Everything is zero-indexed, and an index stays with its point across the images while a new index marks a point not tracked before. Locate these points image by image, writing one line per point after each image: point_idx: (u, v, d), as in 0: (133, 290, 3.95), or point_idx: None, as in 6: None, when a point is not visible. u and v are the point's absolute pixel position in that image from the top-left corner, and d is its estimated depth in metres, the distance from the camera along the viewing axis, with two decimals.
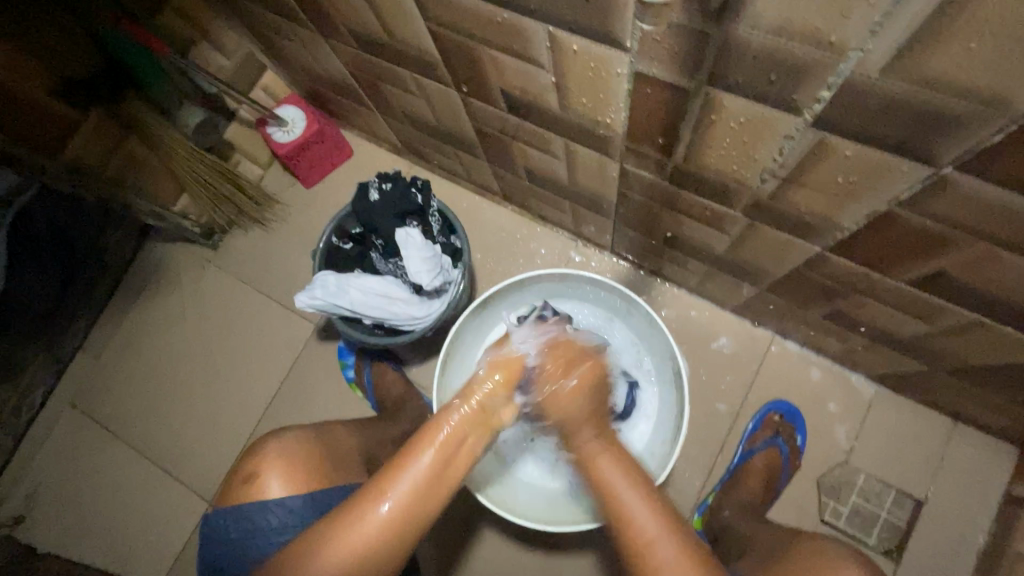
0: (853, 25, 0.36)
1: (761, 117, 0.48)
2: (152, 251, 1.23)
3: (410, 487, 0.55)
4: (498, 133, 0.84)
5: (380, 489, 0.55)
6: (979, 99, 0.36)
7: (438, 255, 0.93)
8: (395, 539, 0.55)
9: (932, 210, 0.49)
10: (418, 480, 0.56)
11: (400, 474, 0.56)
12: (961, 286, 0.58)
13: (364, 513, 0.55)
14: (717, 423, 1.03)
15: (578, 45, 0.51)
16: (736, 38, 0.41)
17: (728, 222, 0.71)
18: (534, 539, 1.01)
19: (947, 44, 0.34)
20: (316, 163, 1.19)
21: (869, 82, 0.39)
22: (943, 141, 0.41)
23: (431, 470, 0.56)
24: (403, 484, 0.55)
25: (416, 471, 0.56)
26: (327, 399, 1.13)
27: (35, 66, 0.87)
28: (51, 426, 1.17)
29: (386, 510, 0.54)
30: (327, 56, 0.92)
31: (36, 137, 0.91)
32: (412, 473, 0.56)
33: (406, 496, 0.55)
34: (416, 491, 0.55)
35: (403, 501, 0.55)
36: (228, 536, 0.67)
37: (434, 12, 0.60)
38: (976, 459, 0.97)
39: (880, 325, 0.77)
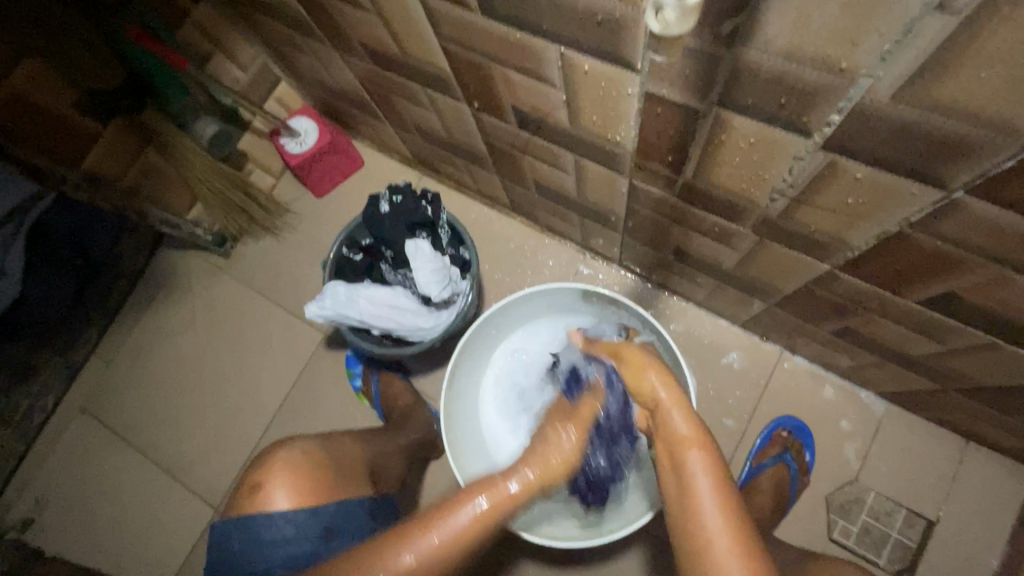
0: (864, 52, 0.36)
1: (771, 138, 0.48)
2: (165, 258, 1.24)
3: (457, 531, 0.57)
4: (508, 147, 0.84)
5: (409, 536, 0.57)
6: (991, 127, 0.36)
7: (447, 267, 0.93)
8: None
9: (943, 233, 0.49)
10: (466, 524, 0.58)
11: (452, 513, 0.58)
12: (974, 308, 0.57)
13: (394, 554, 0.56)
14: (725, 438, 1.03)
15: (590, 65, 0.52)
16: (747, 62, 0.41)
17: (737, 239, 0.71)
18: (540, 552, 1.00)
19: (959, 72, 0.34)
20: (327, 173, 1.21)
21: (879, 107, 0.39)
22: (954, 167, 0.41)
23: (482, 518, 0.59)
24: (439, 534, 0.57)
25: (471, 515, 0.58)
26: (335, 408, 1.13)
27: (59, 79, 0.89)
28: (63, 430, 1.18)
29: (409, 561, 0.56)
30: (341, 70, 0.93)
31: (56, 146, 0.93)
32: (461, 519, 0.58)
33: (451, 542, 0.57)
34: (463, 534, 0.58)
35: (439, 548, 0.57)
36: (234, 547, 0.67)
37: (447, 30, 0.61)
38: (989, 479, 0.96)
39: (891, 343, 0.77)
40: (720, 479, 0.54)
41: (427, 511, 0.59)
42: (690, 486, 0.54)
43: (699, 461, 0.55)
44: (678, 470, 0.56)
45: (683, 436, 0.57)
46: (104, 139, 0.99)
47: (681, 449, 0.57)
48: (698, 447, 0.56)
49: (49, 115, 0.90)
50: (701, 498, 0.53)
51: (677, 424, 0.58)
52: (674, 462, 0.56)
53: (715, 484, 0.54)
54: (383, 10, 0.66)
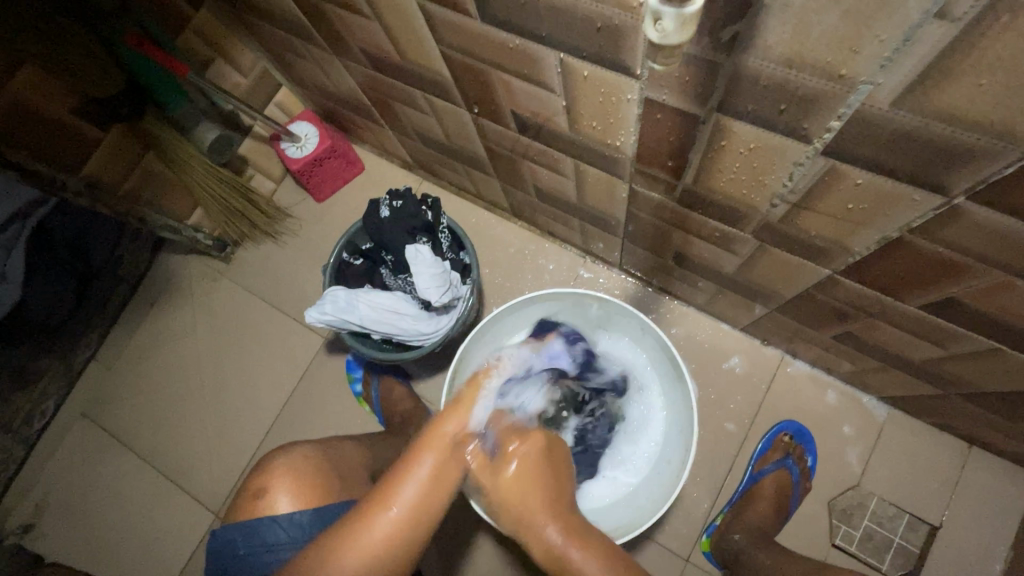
0: (864, 60, 0.36)
1: (771, 144, 0.48)
2: (166, 263, 1.25)
3: (418, 489, 0.53)
4: (508, 152, 0.84)
5: (388, 495, 0.53)
6: (991, 134, 0.36)
7: (447, 272, 0.93)
8: (406, 542, 0.52)
9: (944, 239, 0.48)
10: (424, 488, 0.53)
11: (400, 487, 0.53)
12: (975, 313, 0.57)
13: (370, 519, 0.52)
14: (726, 443, 1.02)
15: (589, 71, 0.52)
16: (747, 69, 0.41)
17: (737, 243, 0.71)
18: (541, 558, 1.00)
19: (959, 79, 0.34)
20: (327, 178, 1.21)
21: (880, 114, 0.39)
22: (955, 173, 0.41)
23: (431, 483, 0.54)
24: (411, 486, 0.53)
25: (418, 481, 0.54)
26: (335, 413, 1.13)
27: (59, 85, 0.89)
28: (63, 435, 1.18)
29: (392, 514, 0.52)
30: (341, 75, 0.93)
31: (56, 152, 0.94)
32: (410, 489, 0.53)
33: (413, 502, 0.53)
34: (409, 516, 0.52)
35: (402, 519, 0.52)
36: (238, 552, 0.66)
37: (447, 36, 0.61)
38: (992, 484, 0.95)
39: (893, 348, 0.76)
40: (609, 558, 0.55)
41: (372, 491, 0.54)
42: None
43: (582, 557, 0.55)
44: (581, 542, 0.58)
45: (559, 544, 0.56)
46: (104, 144, 1.00)
47: (563, 556, 0.55)
48: (587, 549, 0.55)
49: (50, 121, 0.91)
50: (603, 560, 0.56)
51: (551, 535, 0.56)
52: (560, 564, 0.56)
53: (607, 569, 0.54)
54: (382, 16, 0.66)
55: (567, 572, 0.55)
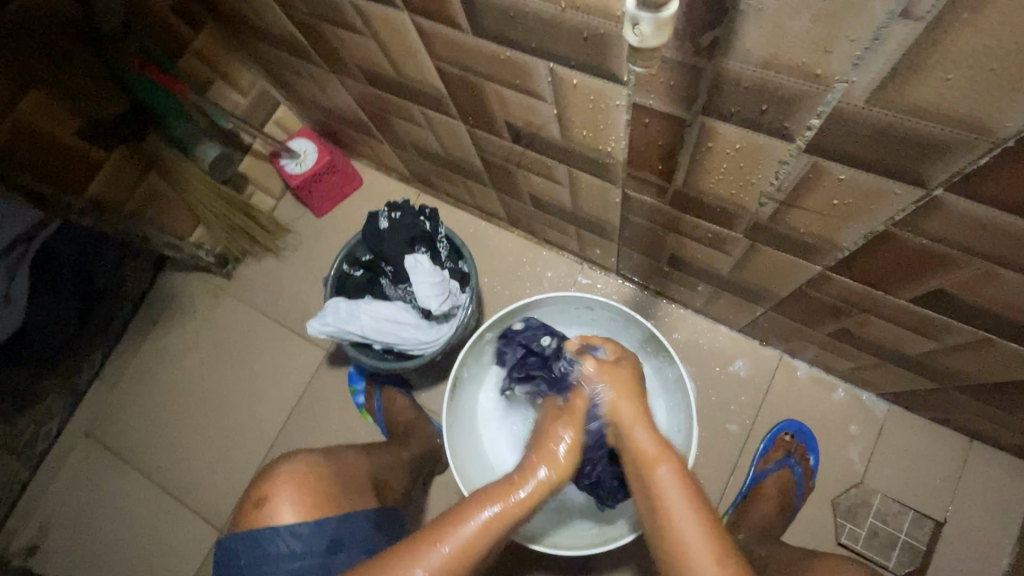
0: (837, 59, 0.37)
1: (756, 144, 0.50)
2: (168, 282, 1.26)
3: (465, 540, 0.57)
4: (503, 162, 0.86)
5: (438, 533, 0.57)
6: (963, 126, 0.38)
7: (446, 280, 0.94)
8: None
9: (928, 231, 0.50)
10: (457, 550, 0.56)
11: (450, 533, 0.57)
12: (964, 304, 0.58)
13: (409, 562, 0.55)
14: (729, 444, 1.03)
15: (578, 80, 0.54)
16: (727, 71, 0.43)
17: (729, 244, 0.73)
18: (548, 564, 1.00)
19: (928, 75, 0.36)
20: (327, 193, 1.23)
21: (855, 111, 0.41)
22: (933, 166, 0.42)
23: (481, 534, 0.58)
24: (452, 543, 0.57)
25: (474, 526, 0.58)
26: (338, 424, 1.14)
27: (64, 110, 0.92)
28: (67, 454, 1.19)
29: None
30: (338, 92, 0.96)
31: (58, 175, 0.96)
32: (468, 528, 0.58)
33: (464, 543, 0.57)
34: (459, 553, 0.56)
35: (451, 556, 0.56)
36: (239, 561, 0.67)
37: (439, 50, 0.63)
38: (994, 477, 0.96)
39: (886, 343, 0.78)
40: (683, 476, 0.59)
41: (430, 526, 0.58)
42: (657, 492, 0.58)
43: (663, 476, 0.59)
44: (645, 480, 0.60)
45: (649, 452, 0.61)
46: (108, 166, 1.02)
47: (649, 465, 0.60)
48: (665, 462, 0.60)
49: (55, 143, 0.93)
50: (671, 513, 0.56)
51: (643, 441, 0.63)
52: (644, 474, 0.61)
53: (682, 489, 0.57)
54: (377, 32, 0.68)
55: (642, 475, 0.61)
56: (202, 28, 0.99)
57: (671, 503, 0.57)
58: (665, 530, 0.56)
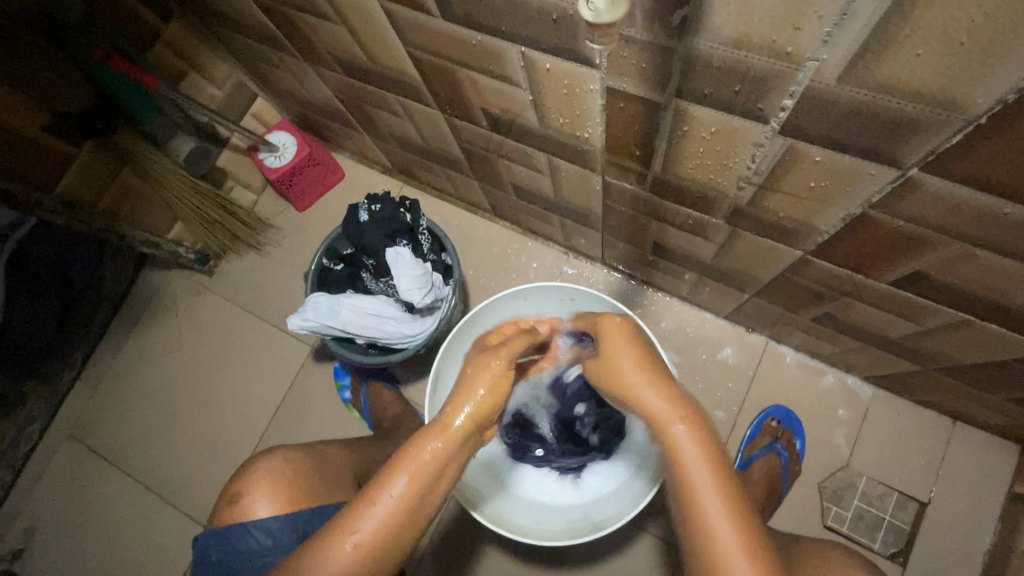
0: (806, 37, 0.37)
1: (730, 126, 0.49)
2: (148, 279, 1.24)
3: (386, 512, 0.54)
4: (482, 151, 0.85)
5: (353, 520, 0.54)
6: (934, 104, 0.37)
7: (428, 273, 0.93)
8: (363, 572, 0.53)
9: (904, 212, 0.49)
10: (382, 522, 0.54)
11: (370, 506, 0.54)
12: (943, 285, 0.58)
13: (332, 545, 0.53)
14: (716, 430, 1.03)
15: (550, 64, 0.52)
16: (699, 51, 0.42)
17: (711, 230, 0.72)
18: (538, 555, 1.00)
19: (897, 51, 0.35)
20: (307, 187, 1.21)
21: (829, 90, 0.40)
22: (907, 145, 0.42)
23: (399, 508, 0.54)
24: (377, 514, 0.54)
25: (389, 500, 0.54)
26: (325, 420, 1.13)
27: (26, 102, 0.90)
28: (50, 456, 1.17)
29: (349, 548, 0.53)
30: (314, 81, 0.93)
31: (27, 171, 0.93)
32: (381, 506, 0.54)
33: (376, 528, 0.53)
34: (382, 526, 0.54)
35: (377, 528, 0.54)
36: (211, 558, 0.67)
37: (410, 35, 0.62)
38: (977, 457, 0.97)
39: (868, 327, 0.78)
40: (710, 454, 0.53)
41: (347, 508, 0.55)
42: (681, 468, 0.53)
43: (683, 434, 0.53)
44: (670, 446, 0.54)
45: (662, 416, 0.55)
46: (78, 161, 0.99)
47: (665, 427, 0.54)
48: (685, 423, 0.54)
49: (20, 137, 0.91)
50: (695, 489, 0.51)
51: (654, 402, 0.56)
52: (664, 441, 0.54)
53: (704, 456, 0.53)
54: (347, 18, 0.66)
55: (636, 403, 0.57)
56: (171, 19, 0.98)
57: (693, 476, 0.52)
58: (688, 509, 0.52)
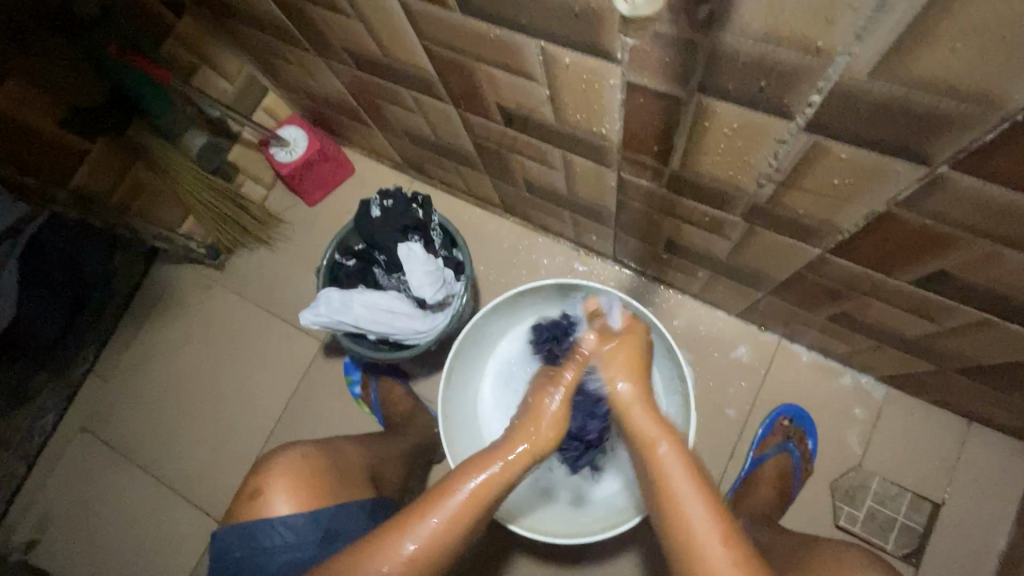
0: (839, 30, 0.36)
1: (754, 122, 0.48)
2: (160, 274, 1.24)
3: (452, 513, 0.59)
4: (496, 147, 0.85)
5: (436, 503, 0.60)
6: (970, 99, 0.37)
7: (441, 269, 0.93)
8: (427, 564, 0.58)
9: (931, 210, 0.48)
10: (453, 512, 0.59)
11: (439, 502, 0.59)
12: (967, 285, 0.57)
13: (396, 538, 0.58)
14: (728, 429, 1.02)
15: (570, 58, 0.52)
16: (725, 46, 0.41)
17: (727, 227, 0.71)
18: (548, 551, 1.00)
19: (934, 45, 0.34)
20: (318, 182, 1.20)
21: (859, 85, 0.39)
22: (938, 141, 0.41)
23: (466, 506, 0.60)
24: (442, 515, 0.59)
25: (457, 499, 0.60)
26: (335, 415, 1.13)
27: (43, 96, 0.90)
28: (63, 448, 1.18)
29: (410, 549, 0.57)
30: (326, 76, 0.93)
31: (40, 164, 0.94)
32: (454, 501, 0.60)
33: (444, 525, 0.59)
34: (449, 523, 0.59)
35: (451, 520, 0.59)
36: (233, 554, 0.67)
37: (427, 29, 0.61)
38: (992, 459, 0.96)
39: (886, 327, 0.77)
40: (689, 465, 0.59)
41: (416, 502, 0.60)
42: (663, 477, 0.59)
43: (666, 454, 0.60)
44: (654, 462, 0.61)
45: (650, 436, 0.62)
46: (92, 155, 1.00)
47: (652, 446, 0.61)
48: (671, 444, 0.61)
49: (37, 132, 0.91)
50: (680, 503, 0.57)
51: (646, 424, 0.64)
52: (648, 457, 0.62)
53: (687, 471, 0.59)
54: (363, 12, 0.66)
55: (628, 422, 0.65)
56: (184, 13, 0.97)
57: (675, 484, 0.58)
58: (673, 522, 0.57)
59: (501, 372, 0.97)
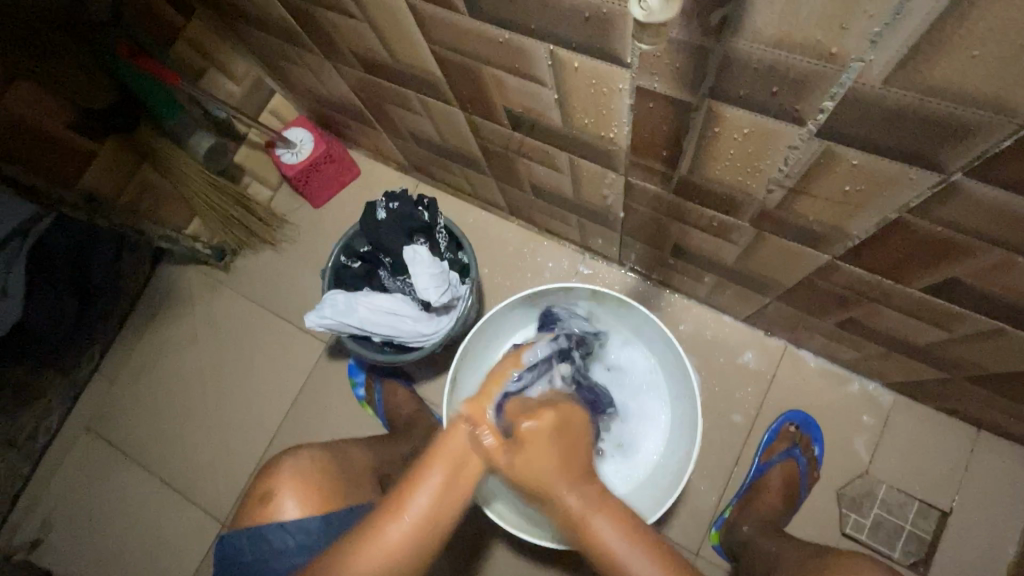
0: (854, 37, 0.36)
1: (765, 128, 0.48)
2: (165, 275, 1.24)
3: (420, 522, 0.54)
4: (503, 150, 0.84)
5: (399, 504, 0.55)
6: (986, 107, 0.36)
7: (446, 272, 0.93)
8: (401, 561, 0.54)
9: (944, 217, 0.48)
10: (410, 530, 0.54)
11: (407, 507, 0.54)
12: (979, 293, 0.57)
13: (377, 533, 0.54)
14: (733, 435, 1.02)
15: (579, 63, 0.52)
16: (737, 52, 0.41)
17: (735, 232, 0.71)
18: (551, 557, 0.99)
19: (951, 52, 0.34)
20: (324, 184, 1.21)
21: (872, 92, 0.39)
22: (953, 148, 0.40)
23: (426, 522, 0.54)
24: (414, 512, 0.54)
25: (423, 506, 0.54)
26: (339, 417, 1.13)
27: (51, 98, 0.90)
28: (68, 448, 1.18)
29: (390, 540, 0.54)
30: (333, 78, 0.93)
31: (47, 164, 0.94)
32: (402, 527, 0.54)
33: (417, 527, 0.54)
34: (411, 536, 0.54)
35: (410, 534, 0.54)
36: (246, 557, 0.67)
37: (436, 33, 0.61)
38: (1001, 467, 0.95)
39: (894, 333, 0.76)
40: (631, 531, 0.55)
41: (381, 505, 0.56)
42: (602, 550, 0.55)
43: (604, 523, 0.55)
44: (590, 536, 0.55)
45: (579, 510, 0.55)
46: (100, 155, 1.01)
47: (585, 520, 0.55)
48: (605, 516, 0.55)
49: (43, 132, 0.91)
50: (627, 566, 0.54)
51: (571, 500, 0.55)
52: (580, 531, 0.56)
53: (629, 539, 0.55)
54: (371, 16, 0.66)
55: (551, 500, 0.55)
56: (192, 15, 0.97)
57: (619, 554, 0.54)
58: None
59: None
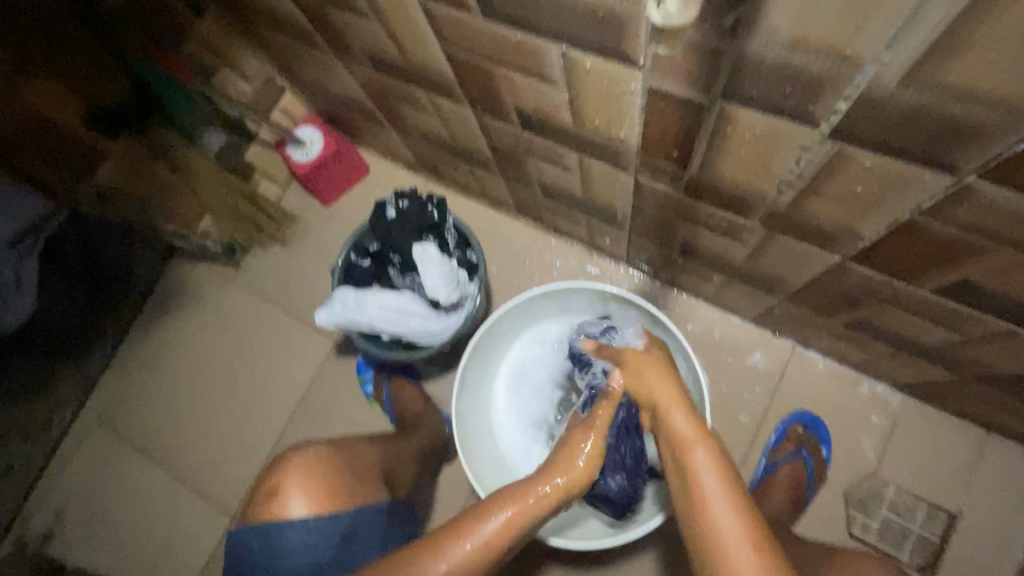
0: (868, 38, 0.36)
1: (778, 129, 0.48)
2: (176, 271, 1.26)
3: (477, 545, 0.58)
4: (512, 150, 0.85)
5: (446, 544, 0.58)
6: (1003, 109, 0.36)
7: (455, 270, 0.94)
8: None
9: (958, 219, 0.48)
10: (474, 551, 0.57)
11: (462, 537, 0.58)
12: (991, 295, 0.56)
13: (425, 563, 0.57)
14: (741, 435, 1.02)
15: (591, 63, 0.52)
16: (750, 53, 0.41)
17: (745, 233, 0.71)
18: (558, 554, 1.00)
19: (968, 54, 0.34)
20: (333, 182, 1.21)
21: (887, 93, 0.39)
22: (968, 149, 0.40)
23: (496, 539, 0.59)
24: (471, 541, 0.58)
25: (491, 527, 0.59)
26: (347, 414, 1.14)
27: (69, 95, 0.93)
28: (80, 442, 1.20)
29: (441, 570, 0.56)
30: (343, 77, 0.93)
31: (58, 159, 0.94)
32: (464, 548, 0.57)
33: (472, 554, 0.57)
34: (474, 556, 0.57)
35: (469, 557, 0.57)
36: (253, 551, 0.68)
37: (448, 32, 0.61)
38: (1011, 470, 0.94)
39: (904, 334, 0.76)
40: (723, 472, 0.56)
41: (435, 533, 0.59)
42: (696, 484, 0.56)
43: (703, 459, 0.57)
44: (687, 466, 0.57)
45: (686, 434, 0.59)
46: (113, 152, 1.00)
47: (689, 446, 0.58)
48: (703, 443, 0.58)
49: (56, 127, 0.92)
50: (712, 505, 0.54)
51: (680, 424, 0.60)
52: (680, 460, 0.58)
53: (720, 478, 0.55)
54: (383, 15, 0.66)
55: (663, 420, 0.62)
56: (204, 15, 0.96)
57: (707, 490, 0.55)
58: (701, 528, 0.54)
59: (514, 375, 0.97)
